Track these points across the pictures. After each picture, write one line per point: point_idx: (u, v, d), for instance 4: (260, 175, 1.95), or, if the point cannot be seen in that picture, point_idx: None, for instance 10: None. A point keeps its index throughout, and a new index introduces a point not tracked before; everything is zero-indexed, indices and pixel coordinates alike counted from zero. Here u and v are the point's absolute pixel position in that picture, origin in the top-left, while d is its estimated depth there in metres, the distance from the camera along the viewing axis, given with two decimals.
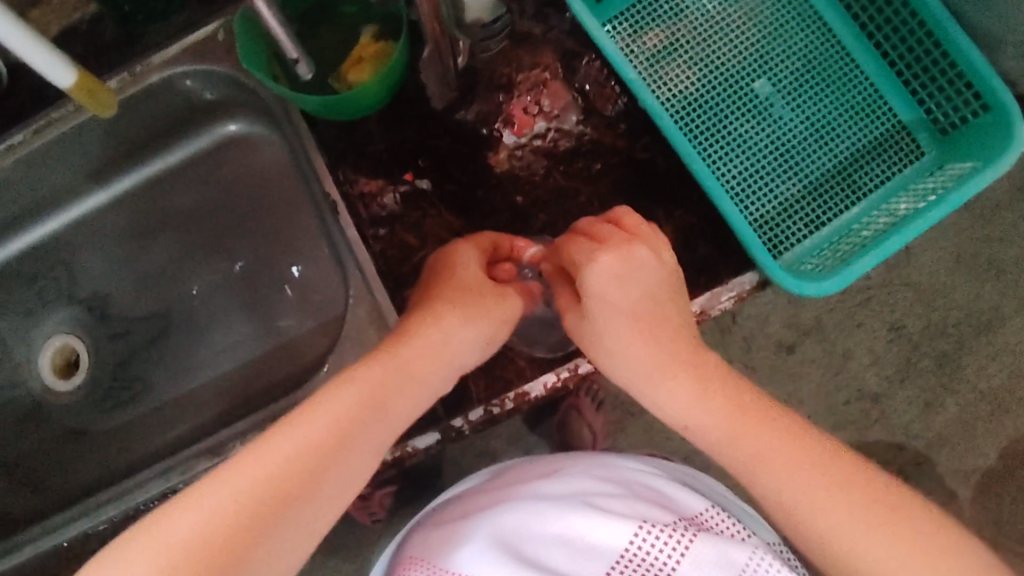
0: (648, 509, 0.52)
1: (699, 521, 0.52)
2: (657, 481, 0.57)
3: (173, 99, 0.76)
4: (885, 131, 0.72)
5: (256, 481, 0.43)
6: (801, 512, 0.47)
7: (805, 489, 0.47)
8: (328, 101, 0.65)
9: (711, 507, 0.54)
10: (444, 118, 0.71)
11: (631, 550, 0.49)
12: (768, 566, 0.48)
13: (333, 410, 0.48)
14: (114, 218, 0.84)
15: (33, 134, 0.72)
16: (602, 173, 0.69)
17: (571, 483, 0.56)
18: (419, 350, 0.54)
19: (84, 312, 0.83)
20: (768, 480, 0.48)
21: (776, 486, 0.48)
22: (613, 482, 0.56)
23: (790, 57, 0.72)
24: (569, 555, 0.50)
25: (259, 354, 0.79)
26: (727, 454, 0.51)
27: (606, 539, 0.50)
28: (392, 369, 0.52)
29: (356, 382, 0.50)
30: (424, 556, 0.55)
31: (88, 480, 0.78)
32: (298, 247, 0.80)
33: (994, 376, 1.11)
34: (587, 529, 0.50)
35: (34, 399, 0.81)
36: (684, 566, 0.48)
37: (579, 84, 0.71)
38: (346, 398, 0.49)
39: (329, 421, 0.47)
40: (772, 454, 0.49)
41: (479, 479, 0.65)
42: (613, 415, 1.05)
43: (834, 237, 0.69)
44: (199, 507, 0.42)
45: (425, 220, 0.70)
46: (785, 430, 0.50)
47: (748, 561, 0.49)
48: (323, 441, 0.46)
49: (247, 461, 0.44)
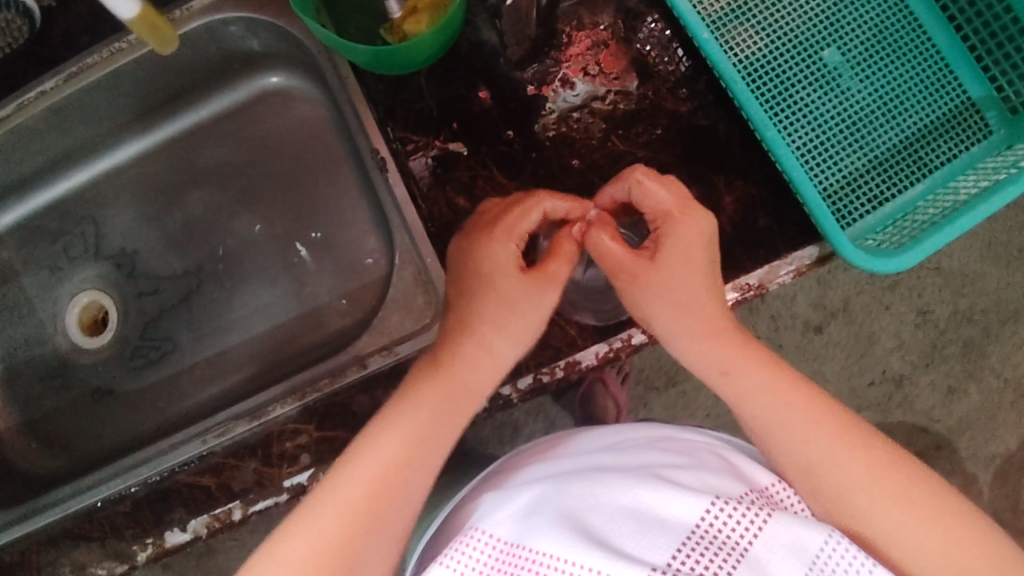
0: (719, 482, 0.48)
1: (770, 495, 0.48)
2: (727, 454, 0.53)
3: (212, 48, 0.73)
4: (953, 107, 0.71)
5: (335, 516, 0.45)
6: (817, 464, 0.48)
7: (824, 444, 0.48)
8: (380, 52, 0.62)
9: (781, 480, 0.50)
10: (498, 76, 0.68)
11: (703, 526, 0.44)
12: (844, 549, 0.43)
13: (399, 429, 0.49)
14: (141, 173, 0.81)
15: (64, 81, 0.67)
16: (663, 138, 0.67)
17: (634, 455, 0.52)
18: (472, 365, 0.54)
19: (112, 269, 0.80)
20: (786, 427, 0.49)
21: (796, 437, 0.49)
22: (678, 454, 0.52)
23: (861, 25, 0.71)
24: (638, 528, 0.45)
25: (292, 314, 0.77)
26: (744, 406, 0.52)
27: (677, 513, 0.45)
28: (449, 381, 0.53)
29: (421, 403, 0.51)
30: (479, 522, 0.48)
31: (119, 440, 0.77)
32: (335, 205, 0.78)
33: (1020, 364, 1.04)
34: (656, 501, 0.46)
35: (60, 356, 0.80)
36: (760, 545, 0.43)
37: (640, 45, 0.69)
38: (404, 422, 0.50)
39: (398, 440, 0.49)
40: (794, 408, 0.50)
41: (526, 445, 0.61)
42: (637, 390, 1.03)
43: (897, 215, 0.69)
44: (290, 548, 0.44)
45: (476, 181, 0.67)
46: (806, 390, 0.51)
47: (824, 545, 0.43)
48: (395, 457, 0.48)
49: (324, 497, 0.46)
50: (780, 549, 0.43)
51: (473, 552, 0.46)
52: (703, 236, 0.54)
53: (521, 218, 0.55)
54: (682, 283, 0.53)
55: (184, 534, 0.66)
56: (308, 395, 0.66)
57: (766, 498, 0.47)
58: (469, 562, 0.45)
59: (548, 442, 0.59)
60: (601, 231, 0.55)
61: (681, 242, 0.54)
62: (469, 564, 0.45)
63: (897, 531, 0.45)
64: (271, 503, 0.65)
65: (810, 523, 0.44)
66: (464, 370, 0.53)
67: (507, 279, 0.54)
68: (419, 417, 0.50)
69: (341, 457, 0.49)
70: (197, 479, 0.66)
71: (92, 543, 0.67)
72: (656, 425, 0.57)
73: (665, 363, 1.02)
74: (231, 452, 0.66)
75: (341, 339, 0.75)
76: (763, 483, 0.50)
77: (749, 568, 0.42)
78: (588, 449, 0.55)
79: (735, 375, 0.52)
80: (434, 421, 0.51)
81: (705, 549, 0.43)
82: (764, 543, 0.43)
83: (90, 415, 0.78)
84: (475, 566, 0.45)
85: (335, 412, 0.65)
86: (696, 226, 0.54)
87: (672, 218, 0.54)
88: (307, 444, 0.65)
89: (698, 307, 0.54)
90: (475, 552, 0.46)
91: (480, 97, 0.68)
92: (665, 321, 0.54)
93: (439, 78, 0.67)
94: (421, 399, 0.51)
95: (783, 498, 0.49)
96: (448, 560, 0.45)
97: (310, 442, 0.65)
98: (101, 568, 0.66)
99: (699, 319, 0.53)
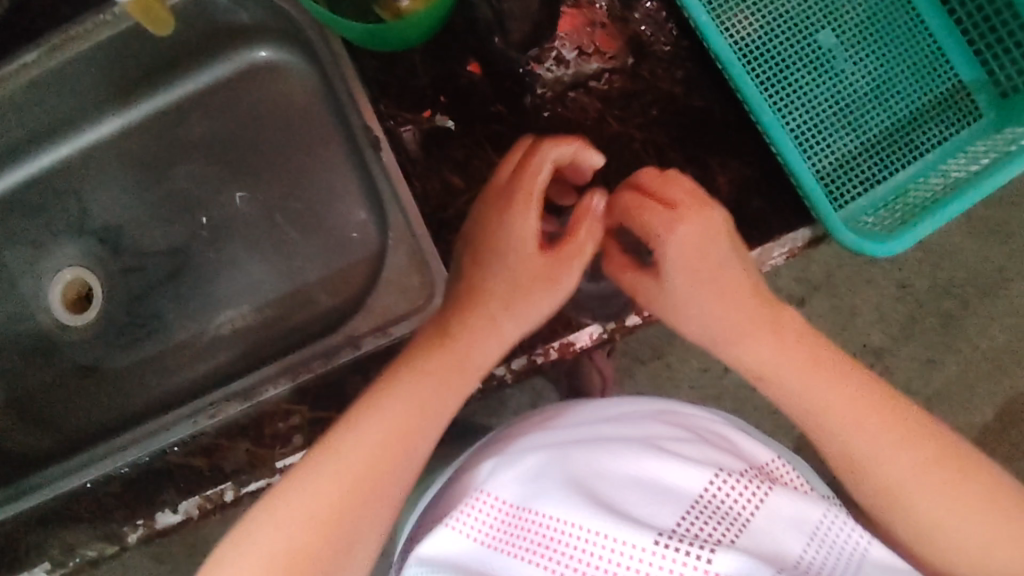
0: (720, 455, 0.47)
1: (767, 471, 0.48)
2: (725, 429, 0.53)
3: (199, 20, 0.71)
4: (944, 90, 0.71)
5: (344, 474, 0.49)
6: (865, 461, 0.50)
7: (872, 445, 0.50)
8: (373, 30, 0.61)
9: (776, 459, 0.51)
10: (493, 55, 0.67)
11: (709, 494, 0.43)
12: (843, 524, 0.44)
13: (402, 408, 0.51)
14: (125, 147, 0.79)
15: (48, 53, 0.66)
16: (659, 120, 0.66)
17: (636, 423, 0.51)
18: (480, 343, 0.54)
19: (96, 245, 0.79)
20: (839, 425, 0.51)
21: (844, 434, 0.51)
22: (680, 427, 0.51)
23: (856, 8, 0.71)
24: (642, 496, 0.44)
25: (282, 290, 0.76)
26: (790, 401, 0.53)
27: (682, 483, 0.44)
28: (448, 361, 0.53)
29: (430, 370, 0.53)
30: (488, 487, 0.47)
31: (109, 417, 0.76)
32: (324, 181, 0.76)
33: (996, 336, 1.06)
34: (660, 470, 0.45)
35: (45, 334, 0.78)
36: (761, 517, 0.43)
37: (635, 25, 0.67)
38: (414, 388, 0.52)
39: (375, 447, 0.50)
40: (842, 407, 0.51)
41: (522, 416, 0.61)
42: (623, 361, 1.01)
43: (889, 198, 0.69)
44: (299, 500, 0.48)
45: (471, 160, 0.66)
46: (856, 391, 0.52)
47: (823, 518, 0.44)
48: (369, 465, 0.49)
49: (336, 453, 0.49)
50: (780, 521, 0.42)
51: (487, 518, 0.46)
52: (711, 232, 0.52)
53: (537, 178, 0.52)
54: (693, 300, 0.53)
55: (175, 515, 0.65)
56: (301, 375, 0.66)
57: (764, 475, 0.47)
58: (475, 527, 0.46)
59: (540, 413, 0.58)
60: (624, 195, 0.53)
61: (688, 253, 0.52)
62: (483, 529, 0.45)
63: (938, 521, 0.49)
64: (263, 484, 0.64)
65: (808, 501, 0.44)
66: (443, 376, 0.53)
67: (522, 258, 0.53)
68: (396, 420, 0.51)
69: (353, 409, 0.52)
70: (188, 459, 0.66)
71: (81, 523, 0.66)
72: (654, 397, 0.56)
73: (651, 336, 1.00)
74: (223, 433, 0.65)
75: (331, 317, 0.75)
76: (760, 461, 0.50)
77: (751, 537, 0.41)
78: (589, 413, 0.54)
79: (777, 378, 0.53)
80: (412, 422, 0.51)
81: (708, 518, 0.42)
82: (766, 516, 0.43)
83: (77, 394, 0.77)
84: (481, 532, 0.45)
85: (329, 393, 0.65)
86: (687, 234, 0.51)
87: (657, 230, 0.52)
88: (299, 425, 0.65)
89: (729, 310, 0.53)
90: (485, 513, 0.46)
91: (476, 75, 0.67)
92: (702, 330, 0.54)
93: (432, 54, 0.67)
94: (424, 377, 0.52)
95: (780, 475, 0.49)
96: (455, 522, 0.46)
97: (303, 423, 0.65)
98: (91, 549, 0.66)
99: (730, 327, 0.53)
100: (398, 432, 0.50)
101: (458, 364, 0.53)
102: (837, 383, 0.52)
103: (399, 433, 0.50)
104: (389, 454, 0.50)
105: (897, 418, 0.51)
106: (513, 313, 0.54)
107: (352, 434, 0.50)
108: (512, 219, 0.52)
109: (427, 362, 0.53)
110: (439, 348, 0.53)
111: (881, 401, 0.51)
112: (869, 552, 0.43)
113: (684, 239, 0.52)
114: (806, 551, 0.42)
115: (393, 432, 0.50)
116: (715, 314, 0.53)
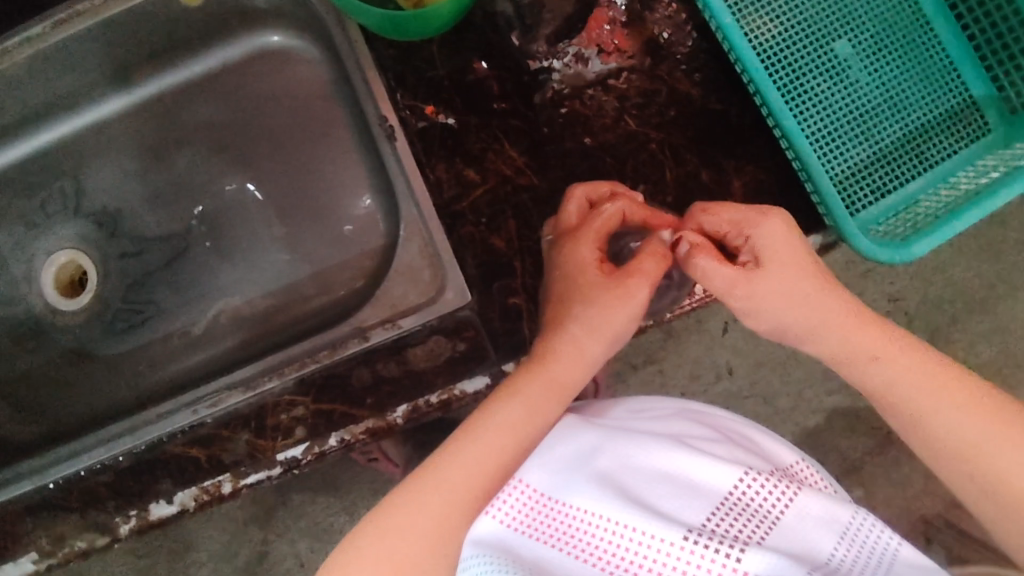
0: (747, 456, 0.46)
1: (792, 472, 0.47)
2: (753, 434, 0.52)
3: (210, 1, 0.70)
4: (955, 104, 0.72)
5: (437, 504, 0.47)
6: (980, 452, 0.47)
7: (981, 434, 0.48)
8: (393, 18, 0.60)
9: (801, 460, 0.49)
10: (512, 50, 0.67)
11: (737, 492, 0.42)
12: (873, 526, 0.42)
13: (495, 434, 0.49)
14: (125, 130, 0.78)
15: (53, 27, 0.65)
16: (676, 120, 0.66)
17: (663, 421, 0.50)
18: (567, 365, 0.53)
19: (93, 228, 0.78)
20: (944, 415, 0.49)
21: (952, 422, 0.48)
22: (707, 427, 0.50)
23: (873, 19, 0.72)
24: (669, 490, 0.43)
25: (282, 280, 0.75)
26: (891, 392, 0.51)
27: (709, 479, 0.43)
28: (540, 387, 0.51)
29: (518, 393, 0.51)
30: (517, 474, 0.47)
31: (98, 403, 0.74)
32: (328, 171, 0.75)
33: (983, 352, 0.99)
34: (686, 465, 0.43)
35: (36, 317, 0.77)
36: (791, 515, 0.41)
37: (654, 25, 0.67)
38: (507, 415, 0.50)
39: (474, 470, 0.48)
40: (947, 397, 0.49)
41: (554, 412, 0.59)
42: (616, 365, 0.98)
43: (899, 207, 0.70)
44: (393, 530, 0.46)
45: (487, 154, 0.66)
46: (966, 386, 0.49)
47: (852, 519, 0.42)
48: (467, 488, 0.48)
49: (431, 482, 0.48)
50: (811, 521, 0.41)
51: (516, 502, 0.45)
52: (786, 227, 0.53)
53: (604, 218, 0.55)
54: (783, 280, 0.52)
55: (171, 507, 0.63)
56: (306, 365, 0.63)
57: (789, 476, 0.46)
58: (508, 512, 0.44)
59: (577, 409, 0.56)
60: (705, 255, 0.53)
61: (770, 249, 0.52)
62: (512, 513, 0.44)
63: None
64: (262, 476, 0.62)
65: (836, 501, 0.43)
66: (537, 398, 0.51)
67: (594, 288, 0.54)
68: (494, 443, 0.49)
69: (450, 440, 0.50)
70: (186, 449, 0.64)
71: (72, 513, 0.64)
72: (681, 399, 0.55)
73: (645, 339, 0.98)
74: (223, 423, 0.63)
75: (333, 310, 0.73)
76: (785, 462, 0.49)
77: (780, 536, 0.40)
78: (617, 411, 0.53)
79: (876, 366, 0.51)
80: (510, 444, 0.49)
81: (737, 516, 0.41)
82: (795, 516, 0.41)
83: (67, 379, 0.75)
84: (515, 517, 0.44)
85: (333, 385, 0.62)
86: (779, 219, 0.53)
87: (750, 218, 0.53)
88: (302, 417, 0.63)
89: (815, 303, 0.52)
90: (514, 498, 0.45)
91: (495, 69, 0.66)
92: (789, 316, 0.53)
93: (451, 46, 0.67)
94: (516, 404, 0.51)
95: (805, 477, 0.48)
96: (494, 510, 0.45)
97: (306, 414, 0.63)
98: (81, 540, 0.64)
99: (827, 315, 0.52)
100: (498, 455, 0.49)
101: (550, 389, 0.52)
102: (927, 372, 0.50)
103: (498, 456, 0.49)
104: (485, 479, 0.48)
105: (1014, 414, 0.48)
106: (595, 334, 0.53)
107: (449, 462, 0.49)
108: (572, 250, 0.55)
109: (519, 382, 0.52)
110: (528, 374, 0.52)
111: (995, 397, 0.49)
112: (899, 555, 0.41)
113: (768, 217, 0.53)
114: (837, 549, 0.40)
115: (490, 454, 0.49)
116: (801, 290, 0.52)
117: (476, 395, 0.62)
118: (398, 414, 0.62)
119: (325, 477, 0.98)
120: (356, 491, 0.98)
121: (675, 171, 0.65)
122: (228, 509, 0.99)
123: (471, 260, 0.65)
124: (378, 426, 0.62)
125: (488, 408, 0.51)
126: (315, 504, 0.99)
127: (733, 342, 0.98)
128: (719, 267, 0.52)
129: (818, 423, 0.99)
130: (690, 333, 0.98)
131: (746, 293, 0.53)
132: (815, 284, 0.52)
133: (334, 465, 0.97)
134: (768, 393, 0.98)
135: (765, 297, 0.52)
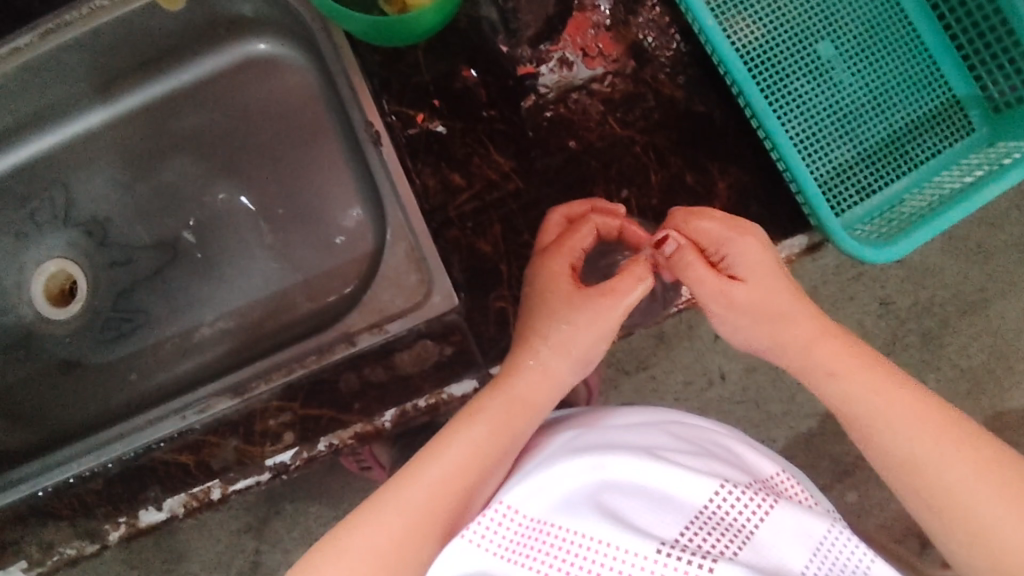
0: (725, 468, 0.46)
1: (771, 485, 0.47)
2: (734, 445, 0.52)
3: (199, 10, 0.71)
4: (938, 104, 0.73)
5: (407, 505, 0.47)
6: (919, 458, 0.47)
7: (923, 440, 0.47)
8: (377, 24, 0.61)
9: (782, 472, 0.49)
10: (496, 55, 0.67)
11: (711, 507, 0.42)
12: (847, 539, 0.41)
13: (462, 444, 0.50)
14: (113, 140, 0.78)
15: (41, 37, 0.65)
16: (660, 124, 0.67)
17: (643, 433, 0.49)
18: (535, 381, 0.53)
19: (82, 236, 0.78)
20: (888, 423, 0.49)
21: (899, 432, 0.48)
22: (685, 440, 0.50)
23: (854, 20, 0.72)
24: (644, 505, 0.43)
25: (270, 287, 0.75)
26: (847, 406, 0.50)
27: (685, 493, 0.43)
28: (507, 401, 0.52)
29: (486, 408, 0.52)
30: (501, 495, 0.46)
31: (88, 412, 0.75)
32: (316, 179, 0.75)
33: (975, 355, 0.99)
34: (662, 479, 0.43)
35: (26, 326, 0.77)
36: (764, 530, 0.41)
37: (638, 29, 0.68)
38: (474, 431, 0.50)
39: (443, 478, 0.48)
40: (901, 404, 0.49)
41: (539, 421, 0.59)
42: (607, 372, 0.99)
43: (884, 207, 0.70)
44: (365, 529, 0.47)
45: (473, 159, 0.66)
46: (916, 396, 0.49)
47: (826, 534, 0.41)
48: (436, 495, 0.48)
49: (402, 485, 0.48)
50: (785, 535, 0.41)
51: (498, 523, 0.44)
52: (760, 248, 0.54)
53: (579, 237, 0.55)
54: (763, 298, 0.53)
55: (160, 513, 0.63)
56: (294, 371, 0.63)
57: (768, 489, 0.46)
58: (494, 540, 0.43)
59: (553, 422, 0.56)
60: (689, 253, 0.54)
61: (745, 261, 0.54)
62: (496, 539, 0.43)
63: (998, 526, 0.44)
64: (251, 482, 0.62)
65: (812, 514, 0.42)
66: (496, 422, 0.51)
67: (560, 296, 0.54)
68: (461, 456, 0.49)
69: (422, 451, 0.51)
70: (175, 456, 0.63)
71: (59, 521, 0.64)
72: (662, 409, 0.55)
73: (636, 346, 0.98)
74: (211, 429, 0.63)
75: (321, 317, 0.73)
76: (765, 474, 0.49)
77: (753, 551, 0.40)
78: (601, 423, 0.52)
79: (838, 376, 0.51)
80: (470, 469, 0.49)
81: (710, 531, 0.41)
82: (769, 529, 0.41)
83: (57, 388, 0.76)
84: (498, 544, 0.43)
85: (321, 391, 0.62)
86: (754, 242, 0.54)
87: (731, 235, 0.54)
88: (290, 423, 0.62)
89: (773, 317, 0.53)
90: (500, 524, 0.44)
91: (481, 76, 0.67)
92: (763, 334, 0.54)
93: (435, 52, 0.66)
94: (483, 415, 0.51)
95: (785, 489, 0.48)
96: (471, 533, 0.44)
97: (294, 420, 0.62)
98: (71, 547, 0.63)
99: (793, 329, 0.53)
100: (454, 480, 0.48)
101: (517, 405, 0.52)
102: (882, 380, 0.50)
103: (447, 484, 0.48)
104: (451, 486, 0.48)
105: (966, 431, 0.48)
106: (563, 351, 0.54)
107: (418, 470, 0.49)
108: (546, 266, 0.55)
109: (486, 404, 0.52)
110: (497, 390, 0.53)
111: (944, 409, 0.49)
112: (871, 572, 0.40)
113: (746, 233, 0.55)
114: (809, 566, 0.40)
115: (448, 479, 0.48)
116: (770, 292, 0.53)
117: (462, 399, 0.62)
118: (386, 418, 0.61)
119: (317, 486, 0.98)
120: (347, 499, 0.98)
121: (660, 175, 0.66)
122: (221, 519, 0.99)
123: (457, 264, 0.65)
124: (367, 430, 0.61)
125: (456, 425, 0.51)
126: (307, 513, 0.98)
127: (724, 347, 0.98)
128: (703, 270, 0.54)
129: (810, 427, 0.98)
130: (682, 340, 0.98)
131: (722, 301, 0.54)
132: (786, 300, 0.53)
133: (325, 474, 0.97)
134: (759, 399, 0.98)
135: (744, 300, 0.53)
